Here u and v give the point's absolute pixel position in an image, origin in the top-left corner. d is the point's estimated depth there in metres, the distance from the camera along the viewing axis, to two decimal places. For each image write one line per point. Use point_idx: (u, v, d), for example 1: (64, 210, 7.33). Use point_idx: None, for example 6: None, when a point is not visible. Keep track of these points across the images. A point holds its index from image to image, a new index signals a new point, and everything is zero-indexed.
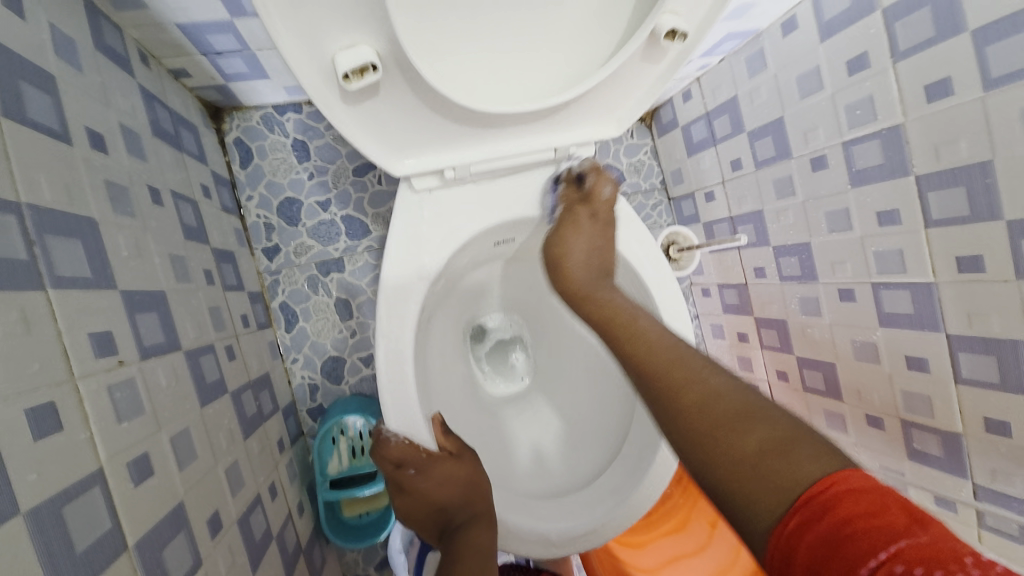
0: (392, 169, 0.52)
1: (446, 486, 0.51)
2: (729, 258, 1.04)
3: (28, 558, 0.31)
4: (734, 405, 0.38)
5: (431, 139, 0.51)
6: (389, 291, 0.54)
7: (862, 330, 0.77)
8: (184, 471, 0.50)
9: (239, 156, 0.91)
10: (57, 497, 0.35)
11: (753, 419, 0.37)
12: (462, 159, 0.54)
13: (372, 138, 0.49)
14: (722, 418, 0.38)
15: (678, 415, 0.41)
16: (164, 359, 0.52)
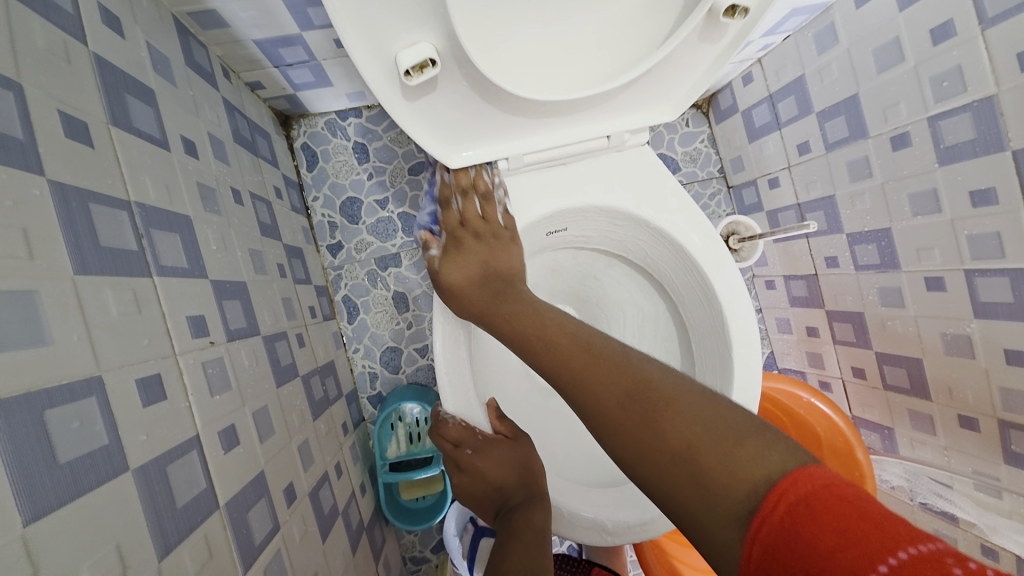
0: (448, 161, 0.54)
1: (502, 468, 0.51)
2: (796, 248, 0.98)
3: (136, 506, 0.36)
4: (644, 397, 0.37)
5: (486, 130, 0.53)
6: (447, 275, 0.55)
7: (952, 322, 0.70)
8: (264, 444, 0.55)
9: (305, 160, 0.98)
10: (161, 458, 0.39)
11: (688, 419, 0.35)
12: (517, 150, 0.55)
13: (430, 132, 0.51)
14: (650, 409, 0.36)
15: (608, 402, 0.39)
16: (246, 343, 0.57)
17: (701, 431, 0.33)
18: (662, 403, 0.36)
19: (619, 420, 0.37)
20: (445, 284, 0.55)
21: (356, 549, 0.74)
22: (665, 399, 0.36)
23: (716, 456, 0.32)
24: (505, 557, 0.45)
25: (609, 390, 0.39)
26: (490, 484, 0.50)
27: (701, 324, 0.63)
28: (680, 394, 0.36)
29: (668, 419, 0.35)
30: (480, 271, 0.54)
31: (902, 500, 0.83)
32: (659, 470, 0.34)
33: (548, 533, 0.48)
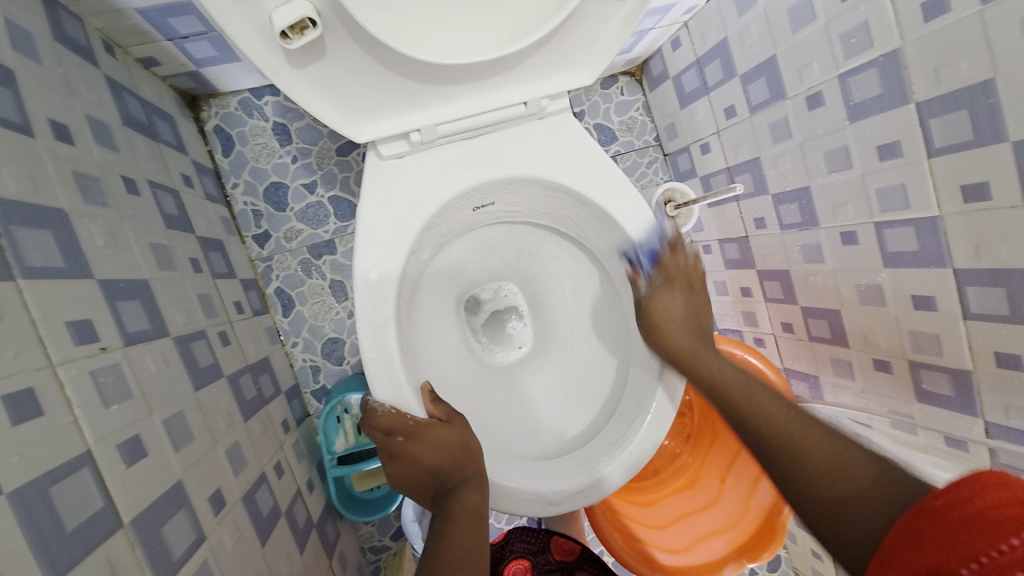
0: (353, 135, 0.51)
1: (436, 451, 0.49)
2: (728, 211, 1.01)
3: (15, 534, 0.32)
4: (825, 466, 0.42)
5: (391, 100, 0.49)
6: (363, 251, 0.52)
7: (866, 273, 0.75)
8: (181, 452, 0.51)
9: (219, 144, 0.90)
10: (42, 481, 0.35)
11: (834, 478, 0.41)
12: (429, 120, 0.52)
13: (328, 103, 0.48)
14: (800, 448, 0.44)
15: (768, 439, 0.47)
16: (151, 345, 0.53)
17: (840, 450, 0.42)
18: (812, 466, 0.43)
19: (795, 454, 0.44)
20: (371, 264, 0.51)
21: (304, 548, 0.72)
22: (825, 466, 0.42)
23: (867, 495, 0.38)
24: (440, 541, 0.44)
25: (771, 443, 0.47)
26: (425, 466, 0.49)
27: (633, 290, 0.65)
28: (832, 443, 0.43)
29: (805, 443, 0.44)
30: (684, 310, 0.58)
31: None
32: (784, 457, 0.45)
33: (484, 511, 0.47)
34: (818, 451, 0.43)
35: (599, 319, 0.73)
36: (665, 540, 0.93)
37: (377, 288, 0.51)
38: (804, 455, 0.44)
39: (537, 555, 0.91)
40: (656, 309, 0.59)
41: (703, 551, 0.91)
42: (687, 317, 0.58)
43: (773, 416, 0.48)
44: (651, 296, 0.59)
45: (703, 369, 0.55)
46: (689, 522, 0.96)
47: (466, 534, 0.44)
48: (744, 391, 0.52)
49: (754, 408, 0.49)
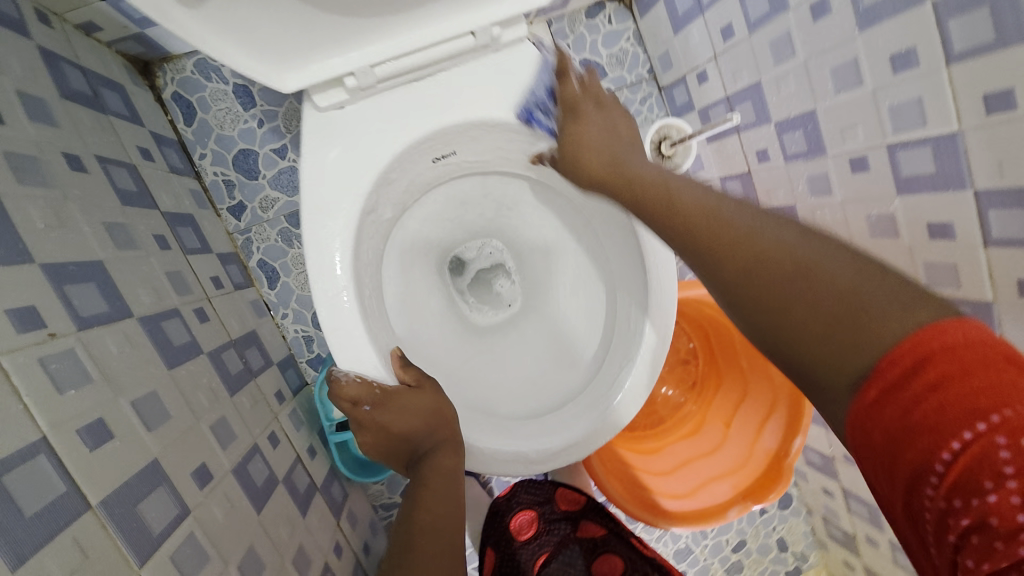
0: (281, 85, 0.48)
1: (406, 418, 0.48)
2: (729, 145, 0.93)
3: None
4: (793, 285, 0.35)
5: (311, 40, 0.45)
6: (310, 214, 0.48)
7: (876, 203, 0.68)
8: (154, 432, 0.51)
9: (181, 113, 0.86)
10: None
11: (821, 298, 0.34)
12: (361, 61, 0.47)
13: (242, 50, 0.44)
14: (765, 271, 0.36)
15: (717, 257, 0.39)
16: (111, 328, 0.52)
17: (832, 285, 0.34)
18: (784, 281, 0.36)
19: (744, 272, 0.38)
20: (323, 227, 0.49)
21: (308, 512, 0.73)
22: (773, 264, 0.36)
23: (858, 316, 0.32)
24: (411, 506, 0.43)
25: (724, 254, 0.39)
26: (396, 433, 0.48)
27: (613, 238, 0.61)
28: (806, 258, 0.36)
29: (791, 292, 0.35)
30: (609, 144, 0.48)
31: None
32: (791, 313, 0.35)
33: (456, 475, 0.46)
34: (811, 282, 0.35)
35: (587, 273, 0.70)
36: (668, 486, 0.93)
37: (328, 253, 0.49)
38: (809, 270, 0.35)
39: (542, 505, 0.91)
40: (587, 154, 0.49)
41: (708, 497, 0.91)
42: (615, 135, 0.49)
43: (752, 236, 0.38)
44: (567, 135, 0.50)
45: (660, 210, 0.43)
46: (693, 469, 0.96)
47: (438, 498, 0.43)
48: (688, 210, 0.41)
49: (742, 247, 0.38)
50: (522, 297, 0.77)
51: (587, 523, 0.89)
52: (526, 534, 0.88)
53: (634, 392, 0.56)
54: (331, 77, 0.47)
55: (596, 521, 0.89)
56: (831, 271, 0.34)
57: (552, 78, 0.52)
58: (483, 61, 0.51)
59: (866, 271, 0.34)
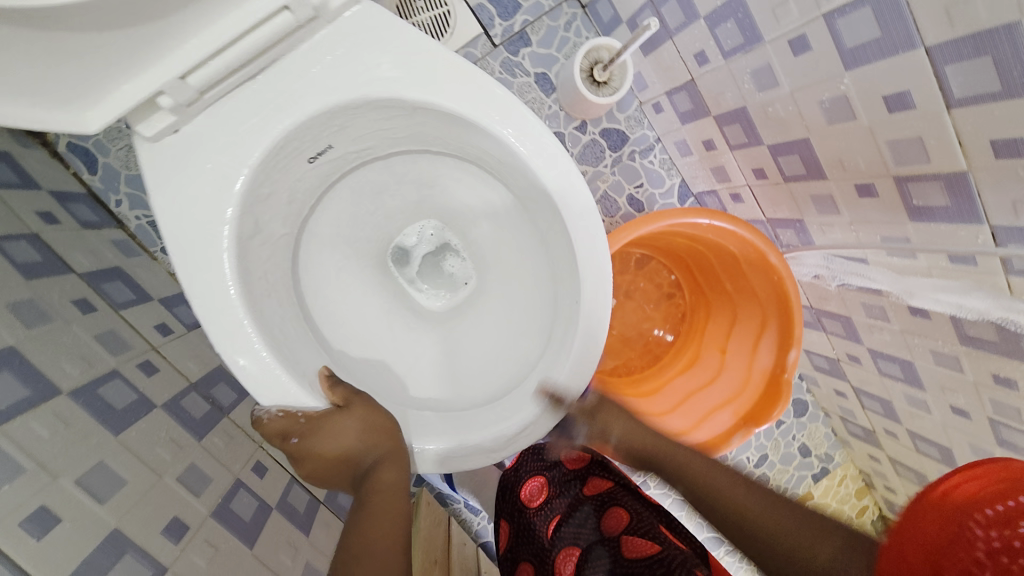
0: (92, 125, 0.43)
1: (340, 439, 0.46)
2: (665, 55, 0.84)
3: None
4: (763, 526, 0.48)
5: (97, 66, 0.40)
6: (179, 255, 0.44)
7: (826, 84, 0.61)
8: (109, 503, 0.51)
9: (82, 162, 0.81)
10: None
11: (762, 535, 0.48)
12: (166, 74, 0.41)
13: (22, 99, 0.39)
14: (738, 514, 0.50)
15: (708, 496, 0.53)
16: (41, 411, 0.50)
17: (769, 510, 0.49)
18: (745, 517, 0.50)
19: (733, 509, 0.51)
20: (198, 264, 0.45)
21: (312, 529, 0.75)
22: (745, 506, 0.50)
23: (784, 545, 0.46)
24: (358, 531, 0.41)
25: (711, 501, 0.53)
26: (333, 456, 0.46)
27: (531, 196, 0.56)
28: (764, 516, 0.49)
29: (730, 501, 0.51)
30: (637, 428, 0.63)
31: (826, 286, 0.85)
32: (739, 529, 0.50)
33: (402, 486, 0.45)
34: (744, 502, 0.50)
35: (524, 237, 0.65)
36: (670, 424, 0.91)
37: (213, 291, 0.45)
38: (739, 512, 0.50)
39: (549, 470, 0.94)
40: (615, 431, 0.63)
41: (710, 427, 0.90)
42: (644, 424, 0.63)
43: (704, 475, 0.55)
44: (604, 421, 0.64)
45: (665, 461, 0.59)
46: (694, 402, 0.94)
47: (387, 515, 0.42)
48: (710, 477, 0.54)
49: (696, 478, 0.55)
50: (476, 273, 0.72)
51: (594, 479, 0.91)
52: (538, 500, 0.90)
53: (582, 356, 0.52)
54: (141, 101, 0.42)
55: (602, 475, 0.91)
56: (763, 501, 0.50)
57: (404, 35, 0.46)
58: (309, 31, 0.44)
59: (772, 499, 0.50)
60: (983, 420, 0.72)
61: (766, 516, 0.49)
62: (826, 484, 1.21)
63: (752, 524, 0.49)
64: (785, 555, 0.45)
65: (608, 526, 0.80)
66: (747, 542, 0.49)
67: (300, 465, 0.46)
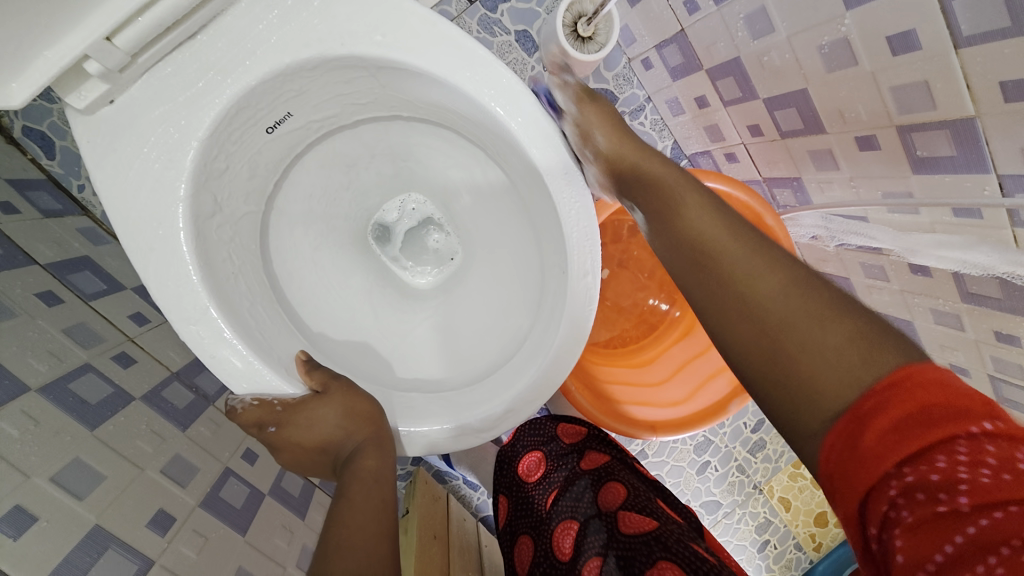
0: (17, 100, 0.38)
1: (317, 427, 0.44)
2: (654, 5, 0.79)
3: None
4: (790, 311, 0.37)
5: (5, 32, 0.35)
6: (132, 239, 0.41)
7: (826, 27, 0.57)
8: (88, 499, 0.49)
9: (39, 147, 0.76)
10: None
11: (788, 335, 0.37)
12: (90, 35, 0.37)
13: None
14: (768, 322, 0.38)
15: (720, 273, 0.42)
16: (7, 409, 0.48)
17: (810, 305, 0.37)
18: (772, 327, 0.38)
19: (753, 305, 0.39)
20: (152, 248, 0.41)
21: (307, 512, 0.74)
22: (790, 305, 0.38)
23: (812, 353, 0.35)
24: (335, 521, 0.40)
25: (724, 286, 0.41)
26: (312, 444, 0.44)
27: (512, 161, 0.52)
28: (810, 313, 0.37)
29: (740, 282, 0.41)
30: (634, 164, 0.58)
31: (824, 247, 0.82)
32: (735, 333, 0.40)
33: (383, 475, 0.43)
34: (757, 282, 0.40)
35: (510, 207, 0.61)
36: (667, 393, 0.90)
37: (170, 278, 0.42)
38: (739, 285, 0.41)
39: (547, 445, 0.93)
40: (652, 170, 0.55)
41: (707, 395, 0.88)
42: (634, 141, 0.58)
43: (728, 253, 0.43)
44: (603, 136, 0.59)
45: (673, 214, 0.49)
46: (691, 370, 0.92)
47: (366, 503, 0.41)
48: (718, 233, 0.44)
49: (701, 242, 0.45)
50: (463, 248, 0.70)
51: (591, 452, 0.90)
52: (535, 475, 0.90)
53: (574, 330, 0.49)
54: (64, 67, 0.38)
55: (599, 449, 0.90)
56: (774, 279, 0.39)
57: None
58: None
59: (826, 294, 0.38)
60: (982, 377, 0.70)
61: (786, 302, 0.38)
62: None
63: (759, 313, 0.39)
64: (802, 373, 0.35)
65: (606, 501, 0.79)
66: (770, 389, 0.38)
67: (279, 454, 0.45)
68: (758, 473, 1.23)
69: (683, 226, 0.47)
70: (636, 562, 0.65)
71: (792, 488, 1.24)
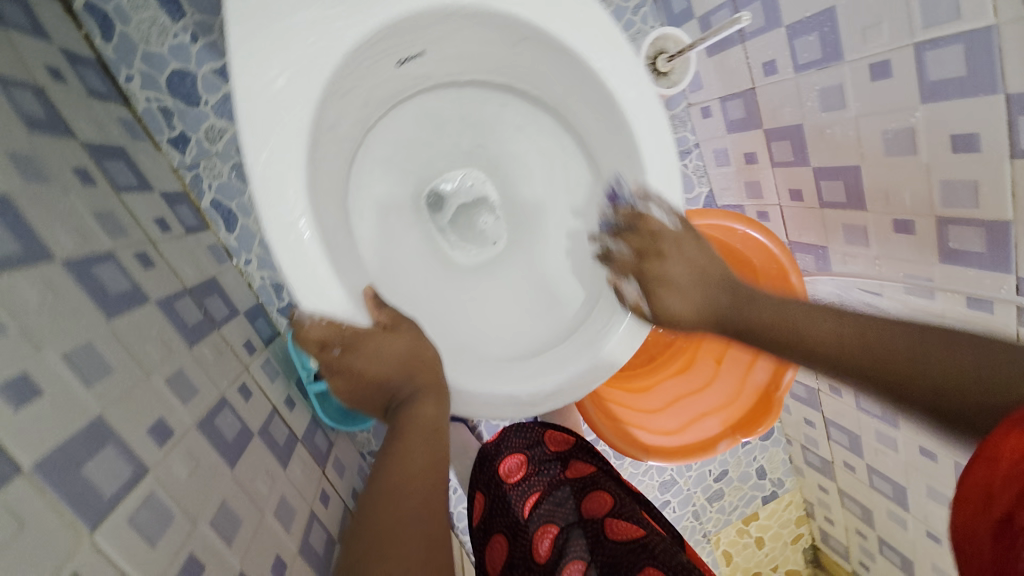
0: None
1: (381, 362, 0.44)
2: (731, 59, 0.85)
3: None
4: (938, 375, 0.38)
5: None
6: (254, 125, 0.42)
7: (895, 115, 0.63)
8: (95, 389, 0.45)
9: (96, 25, 0.73)
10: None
11: (962, 386, 0.37)
12: None
13: None
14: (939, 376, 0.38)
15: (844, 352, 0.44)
16: (29, 273, 0.44)
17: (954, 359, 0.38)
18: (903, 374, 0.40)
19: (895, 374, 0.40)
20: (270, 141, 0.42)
21: (290, 462, 0.71)
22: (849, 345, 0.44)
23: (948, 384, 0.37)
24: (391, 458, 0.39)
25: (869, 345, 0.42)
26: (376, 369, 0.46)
27: (608, 148, 0.57)
28: (958, 360, 0.37)
29: (898, 362, 0.40)
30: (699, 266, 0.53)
31: None
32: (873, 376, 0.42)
33: (438, 422, 0.42)
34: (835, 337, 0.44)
35: (580, 199, 0.64)
36: (658, 424, 0.92)
37: (285, 174, 0.42)
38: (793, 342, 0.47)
39: (532, 448, 0.94)
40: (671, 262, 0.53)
41: (697, 431, 0.91)
42: (705, 292, 0.53)
43: (811, 319, 0.47)
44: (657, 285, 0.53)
45: (752, 314, 0.50)
46: (683, 406, 0.95)
47: (417, 452, 0.39)
48: (807, 322, 0.47)
49: (787, 320, 0.48)
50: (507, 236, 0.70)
51: (576, 462, 0.92)
52: (515, 477, 0.90)
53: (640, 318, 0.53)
54: None
55: (585, 460, 0.91)
56: (817, 322, 0.46)
57: None
58: None
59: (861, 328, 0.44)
60: (948, 462, 0.77)
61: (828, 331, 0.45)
62: (773, 507, 1.26)
63: (901, 379, 0.40)
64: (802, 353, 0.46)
65: (590, 510, 0.81)
66: (905, 386, 0.40)
67: (340, 378, 0.45)
68: (710, 523, 1.26)
69: (786, 332, 0.47)
70: (622, 568, 0.68)
71: (738, 544, 1.27)
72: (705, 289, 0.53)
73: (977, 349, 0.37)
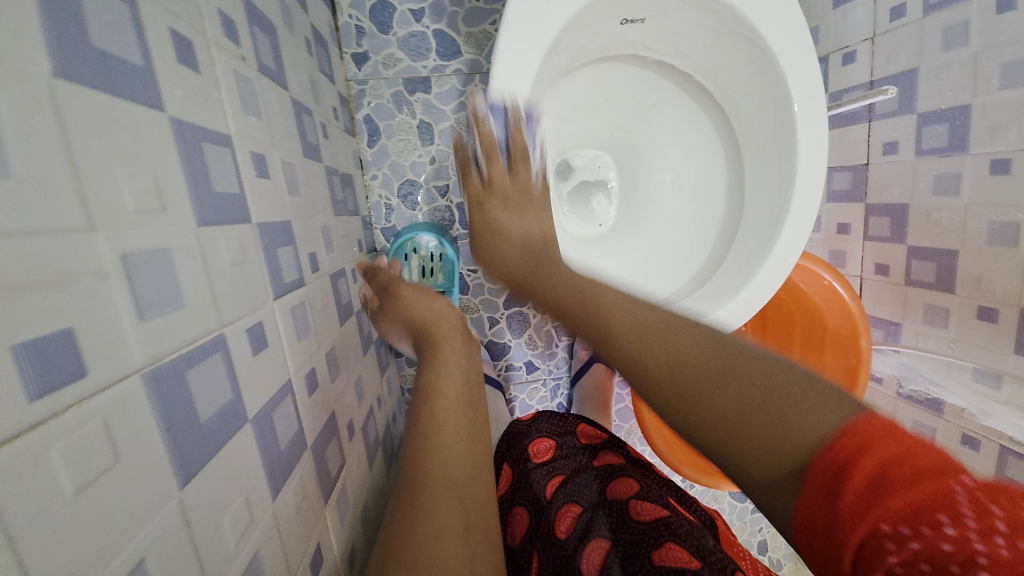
0: None
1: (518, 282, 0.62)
2: (853, 135, 0.92)
3: (177, 170, 0.31)
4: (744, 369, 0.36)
5: None
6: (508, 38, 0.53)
7: (1006, 209, 0.69)
8: (290, 199, 0.51)
9: None
10: (191, 128, 0.34)
11: (732, 375, 0.36)
12: None
13: None
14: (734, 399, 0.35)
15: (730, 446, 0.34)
16: (276, 88, 0.52)
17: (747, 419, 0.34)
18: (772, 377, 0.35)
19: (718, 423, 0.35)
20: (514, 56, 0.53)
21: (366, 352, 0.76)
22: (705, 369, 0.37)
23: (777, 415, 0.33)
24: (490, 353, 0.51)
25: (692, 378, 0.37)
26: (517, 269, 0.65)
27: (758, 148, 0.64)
28: (795, 391, 0.33)
29: (720, 405, 0.35)
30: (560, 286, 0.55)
31: (889, 393, 0.91)
32: (732, 401, 0.35)
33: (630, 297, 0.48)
34: (740, 429, 0.34)
35: (707, 198, 0.72)
36: None
37: (526, 71, 0.54)
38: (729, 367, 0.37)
39: (561, 437, 0.97)
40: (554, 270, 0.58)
41: None
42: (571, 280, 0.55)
43: (668, 357, 0.39)
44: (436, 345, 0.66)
45: (653, 387, 0.40)
46: None
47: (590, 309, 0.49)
48: (689, 342, 0.40)
49: (664, 346, 0.40)
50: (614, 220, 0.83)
51: (605, 453, 0.92)
52: (542, 457, 0.93)
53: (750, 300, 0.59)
54: None
55: (614, 451, 0.92)
56: (683, 347, 0.40)
57: None
58: None
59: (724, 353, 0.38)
60: None
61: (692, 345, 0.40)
62: None
63: (729, 446, 0.34)
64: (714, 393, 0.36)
65: (615, 491, 0.81)
66: (775, 426, 0.32)
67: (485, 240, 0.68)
68: None
69: (661, 341, 0.41)
70: (643, 544, 0.69)
71: None
72: (632, 319, 0.45)
73: (803, 388, 0.33)
